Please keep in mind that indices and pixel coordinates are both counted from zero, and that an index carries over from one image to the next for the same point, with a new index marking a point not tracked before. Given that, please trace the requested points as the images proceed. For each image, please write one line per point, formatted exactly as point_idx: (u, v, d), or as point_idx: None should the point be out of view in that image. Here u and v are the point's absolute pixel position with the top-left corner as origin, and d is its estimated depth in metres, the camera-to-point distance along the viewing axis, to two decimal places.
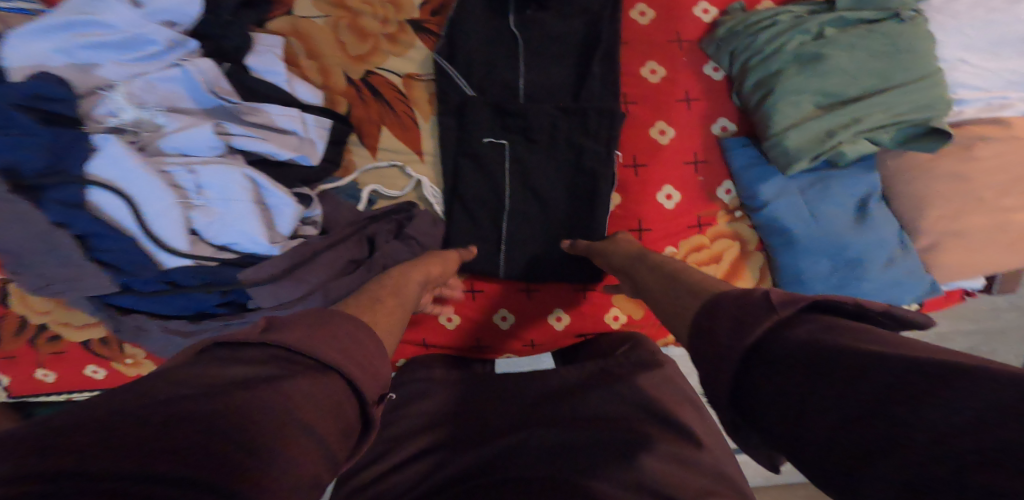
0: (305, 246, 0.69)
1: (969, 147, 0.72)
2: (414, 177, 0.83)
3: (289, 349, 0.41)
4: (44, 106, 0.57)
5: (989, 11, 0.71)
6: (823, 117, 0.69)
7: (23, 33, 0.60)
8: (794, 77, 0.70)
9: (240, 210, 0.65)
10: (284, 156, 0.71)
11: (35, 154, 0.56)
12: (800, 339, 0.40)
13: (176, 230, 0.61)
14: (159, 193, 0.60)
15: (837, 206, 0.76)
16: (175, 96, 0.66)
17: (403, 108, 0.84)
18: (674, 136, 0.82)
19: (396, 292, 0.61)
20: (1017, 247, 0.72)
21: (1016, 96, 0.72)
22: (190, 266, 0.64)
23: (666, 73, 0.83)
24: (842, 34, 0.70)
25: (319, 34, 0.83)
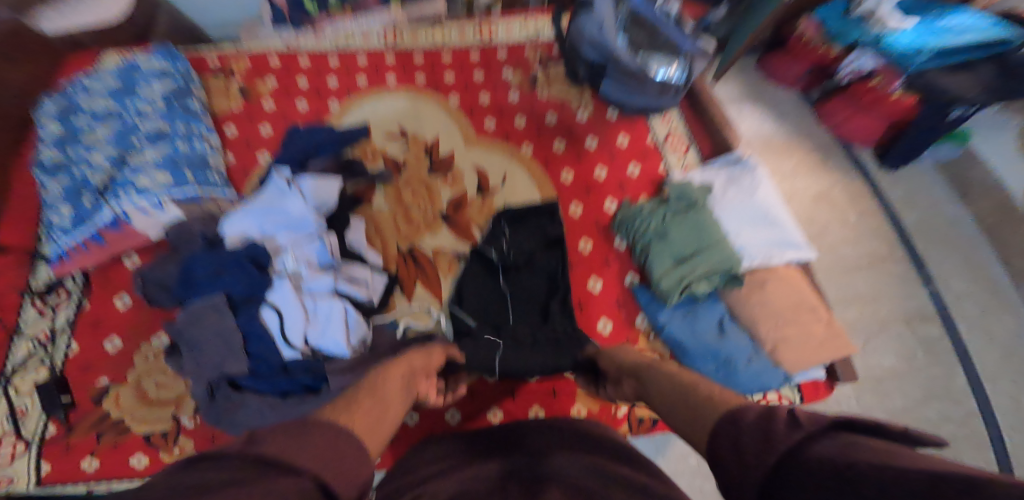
0: (361, 352, 1.08)
1: (763, 285, 1.15)
2: (436, 315, 1.20)
3: (269, 457, 0.57)
4: (256, 262, 1.09)
5: (742, 200, 1.22)
6: (677, 269, 1.14)
7: (239, 217, 1.12)
8: (657, 246, 1.18)
9: (332, 324, 1.06)
10: (361, 295, 1.15)
11: (240, 282, 1.06)
12: (826, 454, 0.52)
13: (298, 333, 1.04)
14: (292, 310, 1.04)
15: (706, 326, 1.15)
16: (312, 256, 1.13)
17: (430, 268, 1.27)
18: (602, 286, 1.24)
19: (373, 396, 0.80)
20: (825, 346, 1.10)
21: (777, 251, 1.16)
22: (299, 356, 1.05)
23: (592, 246, 1.28)
24: (675, 219, 1.20)
25: (384, 219, 1.31)
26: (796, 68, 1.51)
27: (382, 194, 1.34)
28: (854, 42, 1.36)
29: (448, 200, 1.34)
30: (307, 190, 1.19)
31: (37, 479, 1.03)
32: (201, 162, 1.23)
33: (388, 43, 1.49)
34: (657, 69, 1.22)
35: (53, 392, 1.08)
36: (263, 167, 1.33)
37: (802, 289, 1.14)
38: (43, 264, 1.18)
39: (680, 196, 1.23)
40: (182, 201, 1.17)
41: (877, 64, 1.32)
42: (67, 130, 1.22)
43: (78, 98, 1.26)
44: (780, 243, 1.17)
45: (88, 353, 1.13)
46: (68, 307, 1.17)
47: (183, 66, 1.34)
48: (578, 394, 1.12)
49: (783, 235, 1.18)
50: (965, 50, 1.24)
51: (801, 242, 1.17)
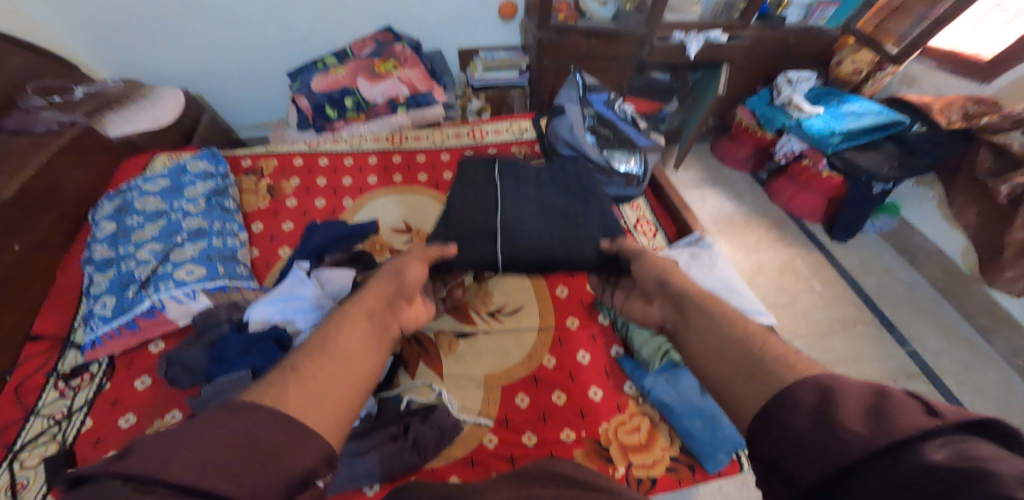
0: (368, 423, 1.15)
1: None
2: (437, 389, 1.26)
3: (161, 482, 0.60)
4: (279, 342, 1.20)
5: (706, 275, 1.37)
6: (657, 338, 1.28)
7: (263, 303, 1.24)
8: (637, 319, 1.32)
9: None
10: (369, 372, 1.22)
11: (264, 359, 1.16)
12: (943, 463, 0.58)
13: None
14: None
15: (688, 385, 1.23)
16: None
17: (432, 347, 1.34)
18: (590, 357, 1.31)
19: (324, 358, 0.78)
20: None
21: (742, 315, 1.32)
22: None
23: (579, 322, 1.38)
24: None
25: None
26: (744, 150, 1.83)
27: None
28: (781, 127, 1.65)
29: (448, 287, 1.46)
30: (324, 278, 1.32)
31: None
32: (232, 256, 1.37)
33: (395, 145, 1.73)
34: (620, 164, 1.41)
35: (60, 463, 1.07)
36: (284, 260, 1.46)
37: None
38: (71, 350, 1.25)
39: None
40: (212, 291, 1.30)
41: (803, 146, 1.61)
42: (121, 227, 1.39)
43: (133, 197, 1.45)
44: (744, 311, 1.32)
45: (101, 429, 1.13)
46: (89, 389, 1.20)
47: (223, 168, 1.56)
48: (577, 457, 1.16)
49: (747, 301, 1.34)
50: (866, 133, 1.50)
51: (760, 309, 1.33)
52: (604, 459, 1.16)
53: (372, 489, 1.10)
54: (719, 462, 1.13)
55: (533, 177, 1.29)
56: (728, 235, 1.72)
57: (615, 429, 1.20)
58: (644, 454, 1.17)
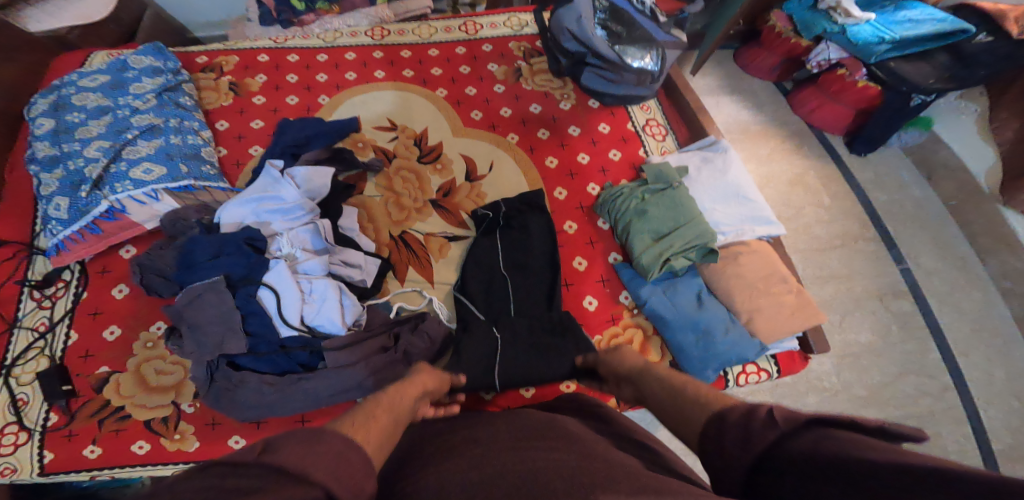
0: (356, 334, 1.13)
1: (735, 259, 1.22)
2: (428, 296, 1.25)
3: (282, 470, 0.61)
4: (252, 242, 1.14)
5: (715, 180, 1.30)
6: (658, 244, 1.19)
7: (235, 203, 1.16)
8: (637, 223, 1.22)
9: (330, 303, 1.11)
10: (355, 279, 1.19)
11: (240, 264, 1.10)
12: (799, 456, 0.62)
13: (293, 312, 1.08)
14: (289, 287, 1.08)
15: (685, 298, 1.21)
16: (305, 240, 1.18)
17: (422, 253, 1.30)
18: (587, 265, 1.29)
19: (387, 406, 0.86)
20: (796, 316, 1.16)
21: (748, 227, 1.24)
22: (296, 335, 1.10)
23: (578, 227, 1.32)
24: (653, 198, 1.24)
25: (377, 206, 1.34)
26: (771, 59, 1.63)
27: (373, 183, 1.38)
28: (821, 34, 1.46)
29: (438, 187, 1.38)
30: (299, 178, 1.24)
31: (41, 468, 1.05)
32: (195, 154, 1.27)
33: (378, 40, 1.55)
34: (634, 61, 1.26)
35: (54, 380, 1.10)
36: (256, 159, 1.36)
37: (774, 262, 1.21)
38: (40, 257, 1.23)
39: (655, 176, 1.28)
40: (177, 192, 1.23)
41: (841, 55, 1.44)
42: (60, 125, 1.26)
43: (70, 93, 1.29)
44: (752, 221, 1.25)
45: (89, 342, 1.16)
46: (68, 297, 1.20)
47: (173, 63, 1.40)
48: None
49: (755, 211, 1.26)
50: (922, 42, 1.35)
51: (772, 218, 1.25)
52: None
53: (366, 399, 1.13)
54: (707, 378, 1.13)
55: (517, 218, 1.30)
56: (741, 143, 1.62)
57: (608, 340, 1.20)
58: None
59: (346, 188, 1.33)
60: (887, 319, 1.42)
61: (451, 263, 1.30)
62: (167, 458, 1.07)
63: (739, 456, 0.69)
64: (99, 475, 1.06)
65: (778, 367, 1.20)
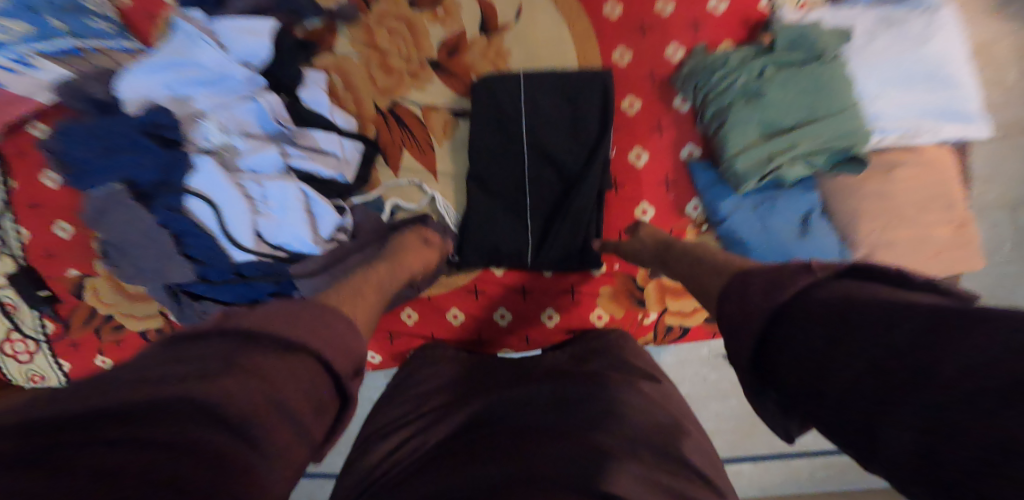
0: (338, 248, 0.87)
1: (890, 171, 0.84)
2: (428, 193, 1.02)
3: (254, 332, 0.52)
4: (160, 135, 0.77)
5: (901, 52, 0.82)
6: (766, 144, 0.83)
7: (133, 70, 0.77)
8: (743, 110, 0.84)
9: (294, 217, 0.83)
10: (328, 173, 0.91)
11: (151, 167, 0.76)
12: (822, 301, 0.52)
13: (246, 233, 0.80)
14: (235, 201, 0.78)
15: (784, 220, 0.88)
16: (248, 123, 0.84)
17: (422, 134, 1.03)
18: (648, 160, 0.97)
19: (374, 288, 0.75)
20: (942, 256, 0.84)
21: (926, 126, 0.82)
22: (256, 261, 0.82)
23: (641, 106, 0.97)
24: (777, 74, 0.84)
25: (355, 69, 1.02)
26: None
27: (347, 36, 1.02)
28: None
29: (439, 43, 1.01)
30: (223, 32, 0.84)
31: (66, 376, 1.01)
32: (75, 6, 0.85)
33: None
34: None
35: (28, 286, 0.97)
36: (173, 8, 0.93)
37: (947, 182, 0.83)
38: None
39: (791, 42, 0.85)
40: (55, 56, 0.81)
41: None
42: None
43: None
44: (941, 115, 0.82)
45: (42, 241, 0.98)
46: None
47: None
48: (599, 298, 1.10)
49: (943, 102, 0.81)
50: None
51: (975, 113, 0.81)
52: (634, 299, 1.09)
53: (410, 318, 1.12)
54: None
55: (538, 99, 0.95)
56: None
57: None
58: (683, 300, 1.09)
59: (305, 48, 0.98)
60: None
61: (457, 145, 1.03)
62: None
63: (740, 322, 0.59)
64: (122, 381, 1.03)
65: None
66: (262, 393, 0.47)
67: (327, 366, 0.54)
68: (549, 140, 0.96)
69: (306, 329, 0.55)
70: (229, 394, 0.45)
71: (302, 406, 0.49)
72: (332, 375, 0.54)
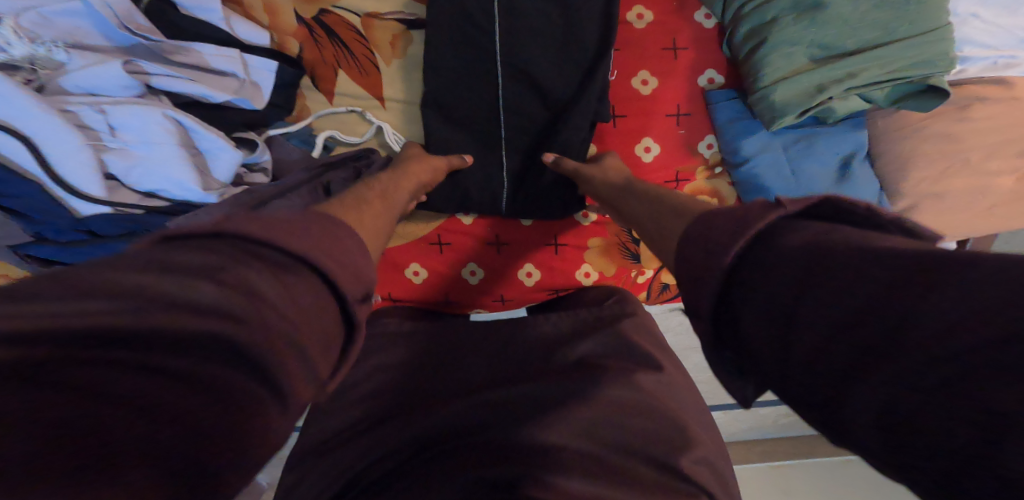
0: (252, 194, 0.68)
1: (966, 107, 0.68)
2: (373, 123, 0.80)
3: (251, 239, 0.36)
4: None
5: None
6: (818, 72, 0.65)
7: None
8: (791, 26, 0.64)
9: (163, 154, 0.64)
10: (218, 99, 0.68)
11: None
12: (798, 243, 0.37)
13: (88, 175, 0.60)
14: (63, 134, 0.58)
15: (819, 164, 0.72)
16: (79, 31, 0.63)
17: (363, 50, 0.79)
18: (657, 87, 0.77)
19: (384, 196, 0.59)
20: (995, 213, 0.70)
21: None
22: (110, 214, 0.63)
23: (654, 19, 0.76)
24: None
25: None
26: None
27: None
28: None
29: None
30: None
31: None
32: None
33: None
34: None
35: None
36: None
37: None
38: None
39: None
40: None
41: None
42: None
43: None
44: None
45: None
46: None
47: None
48: (586, 252, 0.94)
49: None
50: None
51: None
52: (626, 254, 0.93)
53: None
54: None
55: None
56: None
57: None
58: None
59: None
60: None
61: (412, 65, 0.80)
62: None
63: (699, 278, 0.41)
64: None
65: None
66: (261, 316, 0.33)
67: (333, 289, 0.38)
68: (529, 58, 0.73)
69: (321, 242, 0.39)
70: (225, 311, 0.32)
71: (309, 334, 0.36)
72: (337, 294, 0.39)
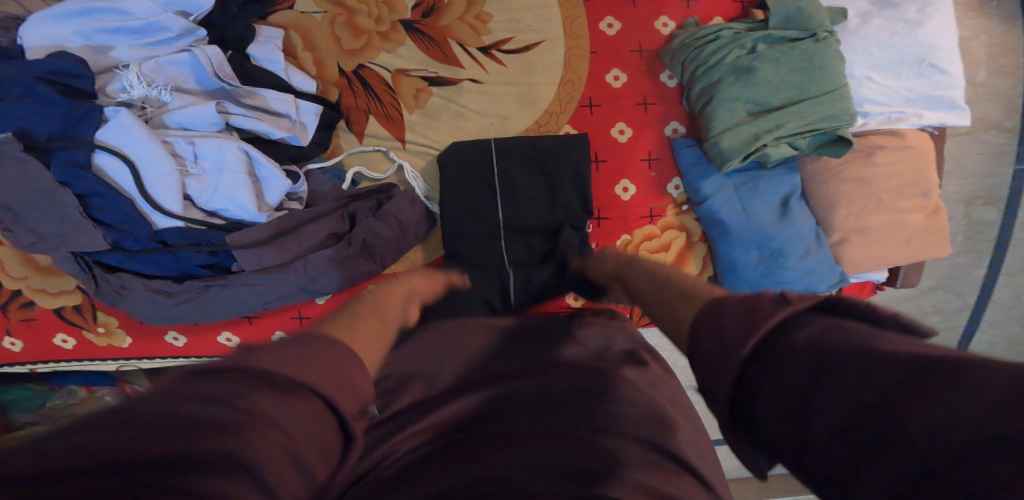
0: (289, 217, 0.82)
1: (869, 154, 0.84)
2: (395, 162, 0.94)
3: (273, 373, 0.36)
4: (60, 80, 0.70)
5: (893, 34, 0.82)
6: (753, 122, 0.81)
7: (45, 18, 0.72)
8: (730, 86, 0.81)
9: (232, 179, 0.77)
10: (276, 135, 0.84)
11: (50, 120, 0.69)
12: (806, 345, 0.36)
13: (170, 193, 0.74)
14: (160, 160, 0.73)
15: (765, 203, 0.87)
16: (181, 78, 0.80)
17: (390, 99, 0.95)
18: (631, 136, 0.93)
19: (374, 311, 0.59)
20: (913, 243, 0.84)
21: (911, 111, 0.82)
22: (181, 228, 0.77)
23: (627, 80, 0.94)
24: (770, 50, 0.81)
25: (315, 27, 0.93)
26: None
27: None
28: None
29: (413, 3, 0.95)
30: None
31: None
32: None
33: None
34: None
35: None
36: None
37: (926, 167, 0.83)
38: None
39: (786, 19, 0.83)
40: None
41: None
42: None
43: None
44: (926, 99, 0.82)
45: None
46: None
47: None
48: None
49: (929, 87, 0.81)
50: None
51: (960, 101, 0.81)
52: None
53: None
54: None
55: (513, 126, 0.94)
56: None
57: (638, 243, 0.93)
58: None
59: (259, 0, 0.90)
60: (994, 248, 1.07)
61: (431, 115, 0.95)
62: (99, 352, 0.95)
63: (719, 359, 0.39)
64: (39, 365, 0.96)
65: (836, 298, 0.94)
66: (267, 416, 0.33)
67: (332, 410, 0.37)
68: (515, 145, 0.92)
69: (316, 368, 0.37)
70: (229, 415, 0.32)
71: (304, 445, 0.34)
72: (334, 419, 0.37)
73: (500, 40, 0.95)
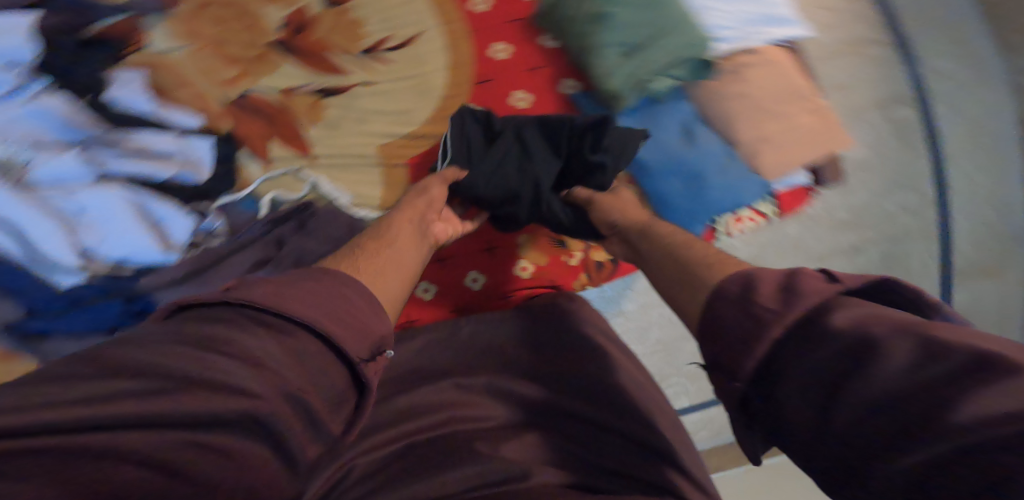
0: (204, 254, 0.83)
1: (739, 72, 0.91)
2: (308, 179, 0.92)
3: (264, 305, 0.48)
4: None
5: None
6: (631, 63, 0.87)
7: None
8: (601, 36, 0.88)
9: (124, 227, 0.80)
10: (165, 176, 0.84)
11: None
12: (847, 330, 0.43)
13: (60, 248, 0.77)
14: (38, 220, 0.76)
15: (667, 133, 0.90)
16: (36, 133, 0.82)
17: (286, 117, 0.95)
18: (530, 101, 0.96)
19: (378, 240, 0.70)
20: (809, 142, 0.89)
21: (756, 29, 0.95)
22: (84, 281, 0.78)
23: (511, 52, 0.98)
24: None
25: (177, 63, 0.93)
26: None
27: (160, 32, 0.95)
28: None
29: (280, 23, 0.99)
30: None
31: None
32: None
33: None
34: None
35: None
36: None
37: (785, 73, 0.91)
38: None
39: None
40: None
41: None
42: None
43: None
44: (762, 19, 0.96)
45: None
46: None
47: None
48: (519, 251, 1.07)
49: (761, 9, 0.96)
50: None
51: (787, 16, 0.96)
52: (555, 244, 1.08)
53: None
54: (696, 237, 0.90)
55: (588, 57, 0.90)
56: None
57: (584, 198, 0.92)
58: None
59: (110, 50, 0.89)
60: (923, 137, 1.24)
61: (331, 124, 0.96)
62: None
63: (745, 341, 0.49)
64: None
65: (779, 211, 0.94)
66: (270, 362, 0.45)
67: (342, 355, 0.50)
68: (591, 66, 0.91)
69: (333, 319, 0.51)
70: (245, 369, 0.43)
71: (312, 393, 0.46)
72: (342, 356, 0.50)
73: (379, 41, 0.99)
